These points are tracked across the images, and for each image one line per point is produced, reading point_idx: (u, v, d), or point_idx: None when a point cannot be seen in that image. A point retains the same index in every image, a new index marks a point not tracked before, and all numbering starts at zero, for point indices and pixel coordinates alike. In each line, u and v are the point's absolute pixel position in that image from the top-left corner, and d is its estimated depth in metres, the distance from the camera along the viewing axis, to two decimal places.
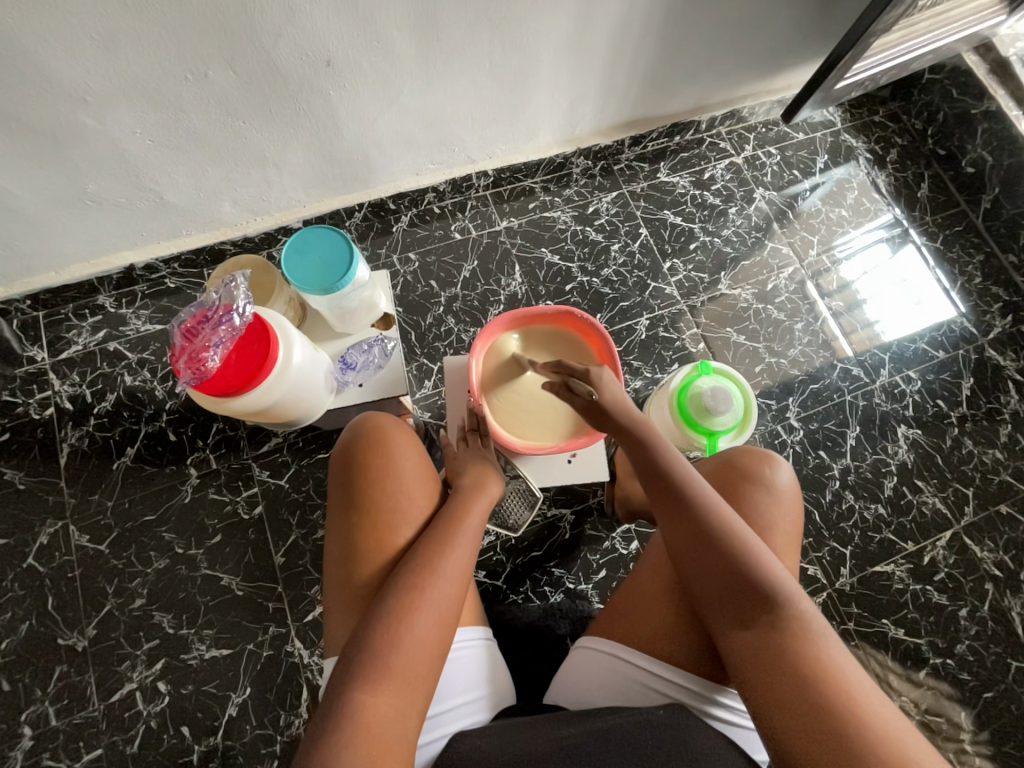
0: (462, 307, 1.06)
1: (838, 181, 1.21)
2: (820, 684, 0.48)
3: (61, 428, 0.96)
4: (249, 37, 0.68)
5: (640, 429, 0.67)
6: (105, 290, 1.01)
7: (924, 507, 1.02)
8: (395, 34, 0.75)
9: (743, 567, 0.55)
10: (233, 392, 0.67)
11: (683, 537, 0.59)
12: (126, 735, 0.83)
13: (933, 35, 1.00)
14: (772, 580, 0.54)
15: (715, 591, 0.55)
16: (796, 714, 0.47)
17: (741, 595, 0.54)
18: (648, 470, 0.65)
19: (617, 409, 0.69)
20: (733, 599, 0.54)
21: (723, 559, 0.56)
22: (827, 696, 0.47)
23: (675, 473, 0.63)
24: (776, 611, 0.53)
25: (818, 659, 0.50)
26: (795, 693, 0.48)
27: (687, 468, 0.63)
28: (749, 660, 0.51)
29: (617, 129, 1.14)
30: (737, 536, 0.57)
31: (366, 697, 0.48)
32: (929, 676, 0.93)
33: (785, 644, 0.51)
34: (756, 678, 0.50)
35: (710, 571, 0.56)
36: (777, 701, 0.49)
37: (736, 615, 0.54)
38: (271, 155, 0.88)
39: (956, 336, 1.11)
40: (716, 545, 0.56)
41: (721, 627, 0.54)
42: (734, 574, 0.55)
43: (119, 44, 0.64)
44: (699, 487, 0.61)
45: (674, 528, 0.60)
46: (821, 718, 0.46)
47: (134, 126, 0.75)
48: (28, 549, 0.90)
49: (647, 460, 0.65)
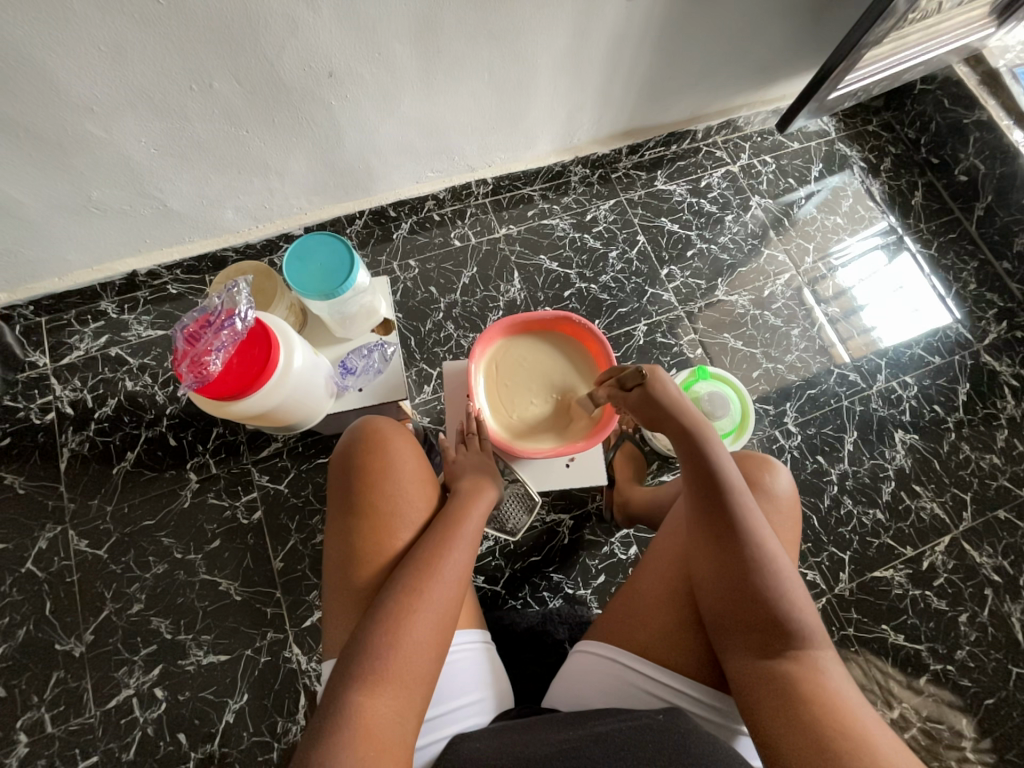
0: (462, 312, 1.07)
1: (833, 189, 1.22)
2: (828, 717, 0.48)
3: (61, 432, 0.96)
4: (254, 49, 0.70)
5: (704, 441, 0.61)
6: (108, 296, 1.02)
7: (922, 512, 1.02)
8: (396, 46, 0.77)
9: (767, 593, 0.54)
10: (233, 396, 0.67)
11: (713, 550, 0.57)
12: (123, 743, 0.82)
13: (925, 46, 1.03)
14: (798, 614, 0.54)
15: (736, 616, 0.55)
16: (795, 740, 0.48)
17: (767, 625, 0.54)
18: (701, 484, 0.60)
19: (669, 402, 0.63)
20: (756, 625, 0.54)
21: (756, 586, 0.55)
22: (833, 727, 0.48)
23: (731, 494, 0.58)
24: (793, 644, 0.53)
25: (827, 693, 0.50)
26: (803, 723, 0.48)
27: (738, 483, 0.59)
28: (759, 686, 0.52)
29: (615, 138, 1.16)
30: (772, 571, 0.55)
31: (365, 699, 0.48)
32: (929, 682, 0.92)
33: (798, 676, 0.52)
34: (764, 706, 0.51)
35: (735, 599, 0.55)
36: (783, 728, 0.49)
37: (747, 629, 0.54)
38: (273, 163, 0.89)
39: (951, 341, 1.12)
40: (751, 574, 0.55)
41: (735, 652, 0.55)
42: (761, 601, 0.54)
43: (126, 55, 0.66)
44: (748, 512, 0.58)
45: (713, 548, 0.57)
46: (828, 750, 0.46)
47: (140, 135, 0.76)
48: (26, 555, 0.90)
49: (699, 474, 0.60)
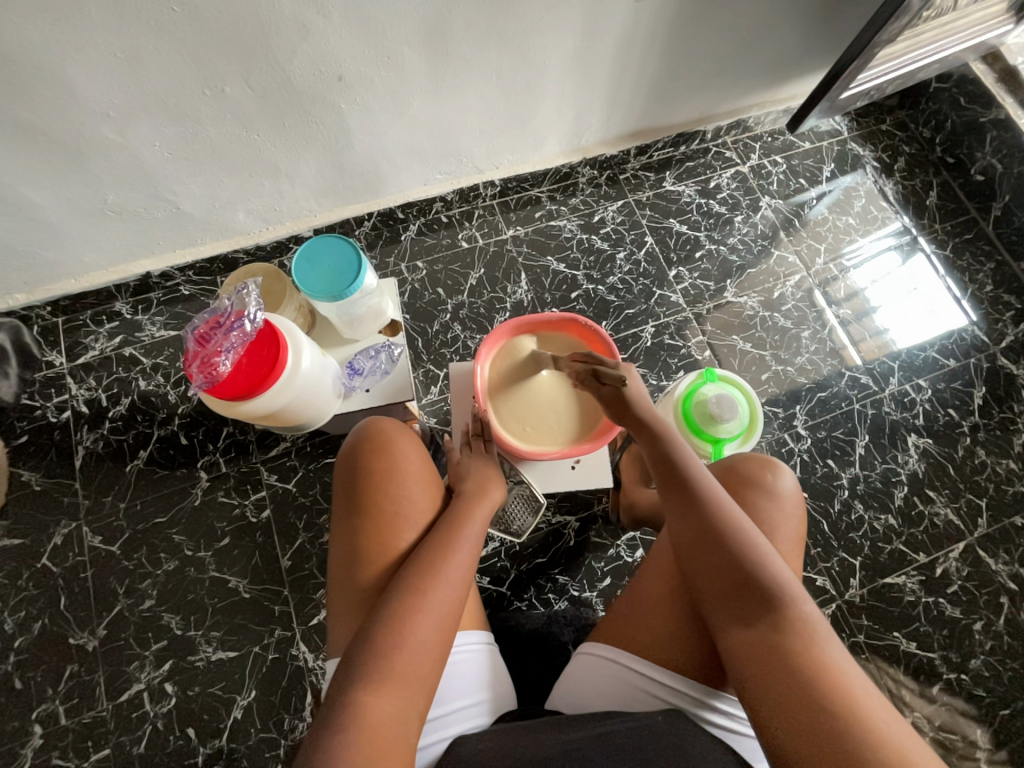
0: (469, 314, 1.08)
1: (845, 189, 1.21)
2: (819, 686, 0.48)
3: (77, 431, 0.98)
4: (266, 54, 0.71)
5: (657, 427, 0.66)
6: (122, 297, 1.04)
7: (936, 518, 1.00)
8: (405, 50, 0.77)
9: (755, 579, 0.54)
10: (242, 397, 0.68)
11: (697, 544, 0.58)
12: (133, 736, 0.84)
13: (940, 44, 1.01)
14: (779, 581, 0.54)
15: (728, 609, 0.54)
16: (797, 721, 0.46)
17: (747, 594, 0.54)
18: (672, 481, 0.62)
19: (638, 402, 0.67)
20: (737, 597, 0.54)
21: (729, 556, 0.56)
22: (824, 697, 0.47)
23: (688, 468, 0.63)
24: (780, 611, 0.52)
25: (818, 661, 0.49)
26: (795, 694, 0.48)
27: (709, 477, 0.62)
28: (749, 659, 0.51)
29: (623, 139, 1.15)
30: (758, 557, 0.55)
31: (368, 697, 0.48)
32: (942, 691, 0.91)
33: (789, 645, 0.50)
34: (754, 678, 0.50)
35: (725, 593, 0.55)
36: (781, 708, 0.48)
37: (740, 615, 0.53)
38: (284, 165, 0.90)
39: (967, 344, 1.10)
40: (723, 545, 0.56)
41: (724, 628, 0.54)
42: (737, 570, 0.55)
43: (141, 61, 0.67)
44: (707, 482, 0.61)
45: (683, 523, 0.59)
46: (819, 721, 0.46)
47: (154, 139, 0.78)
48: (42, 550, 0.92)
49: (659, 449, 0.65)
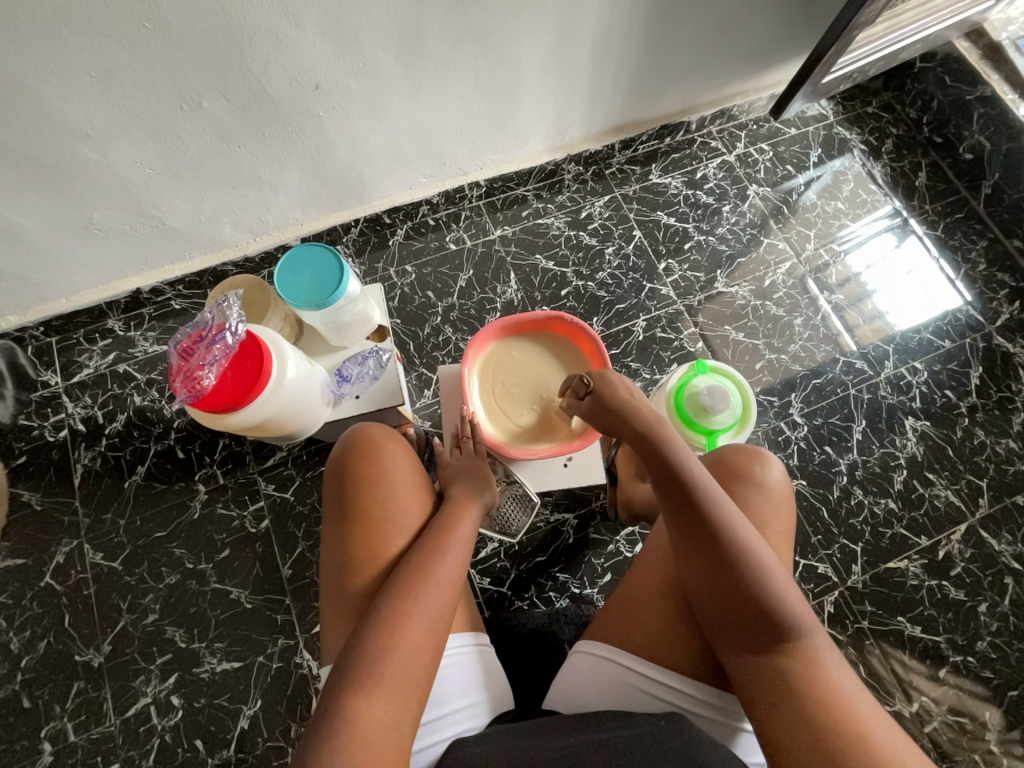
0: (459, 316, 1.08)
1: (833, 174, 1.20)
2: (827, 713, 0.48)
3: (74, 449, 0.98)
4: (240, 66, 0.71)
5: (653, 431, 0.64)
6: (114, 314, 1.04)
7: (937, 501, 0.99)
8: (381, 55, 0.77)
9: (753, 586, 0.53)
10: (228, 409, 0.68)
11: (694, 547, 0.56)
12: (142, 750, 0.84)
13: (921, 23, 1.00)
14: (790, 607, 0.53)
15: (725, 610, 0.54)
16: (799, 737, 0.47)
17: (758, 622, 0.53)
18: (669, 484, 0.60)
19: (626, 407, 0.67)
20: (747, 623, 0.53)
21: (742, 585, 0.53)
22: (833, 724, 0.47)
23: (685, 471, 0.60)
24: (789, 639, 0.52)
25: (825, 686, 0.50)
26: (805, 723, 0.48)
27: (708, 478, 0.59)
28: (758, 684, 0.51)
29: (607, 134, 1.15)
30: (756, 561, 0.54)
31: (360, 703, 0.48)
32: (950, 674, 0.90)
33: (798, 672, 0.50)
34: (763, 702, 0.51)
35: (722, 595, 0.54)
36: (781, 723, 0.49)
37: (739, 622, 0.53)
38: (267, 176, 0.91)
39: (962, 325, 1.09)
40: (738, 575, 0.54)
41: (732, 651, 0.54)
42: (750, 599, 0.53)
43: (116, 79, 0.67)
44: (725, 511, 0.57)
45: (695, 553, 0.56)
46: (828, 749, 0.46)
47: (135, 157, 0.78)
48: (45, 569, 0.92)
49: (671, 476, 0.60)
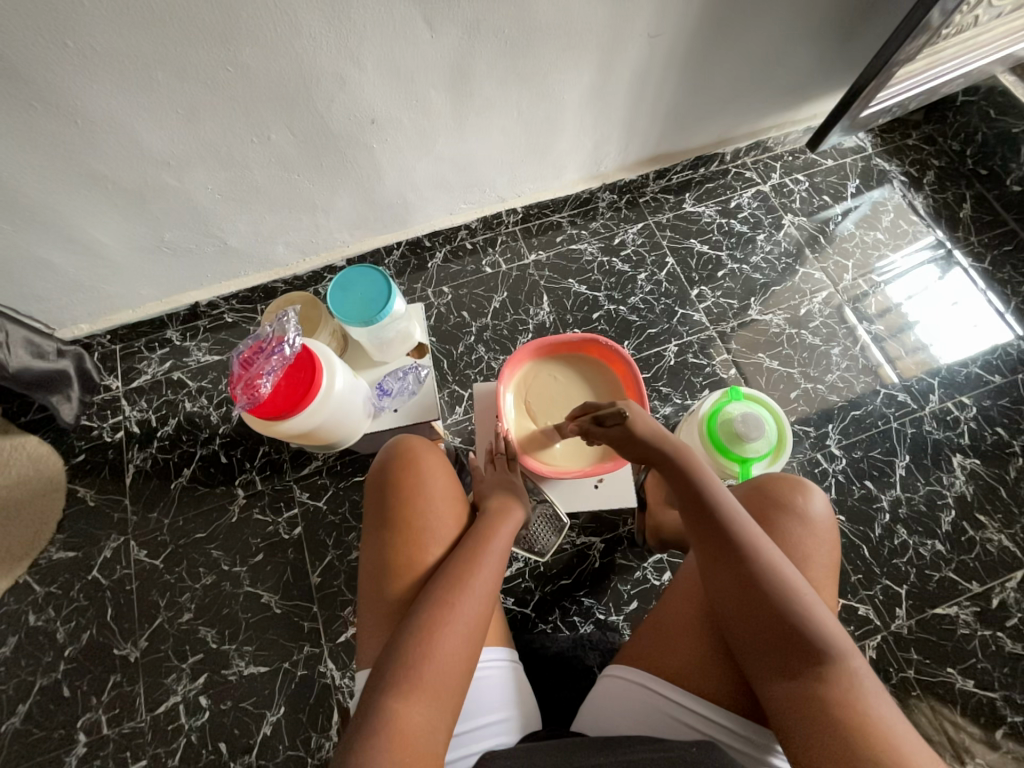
0: (493, 335, 1.11)
1: (872, 204, 1.19)
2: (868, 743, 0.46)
3: (128, 449, 1.05)
4: (307, 105, 0.78)
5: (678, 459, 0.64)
6: (173, 325, 1.12)
7: (989, 545, 0.94)
8: (432, 93, 0.83)
9: (789, 618, 0.52)
10: (281, 416, 0.72)
11: (727, 578, 0.56)
12: (169, 748, 0.86)
13: (962, 59, 1.00)
14: (818, 628, 0.52)
15: (761, 642, 0.53)
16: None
17: (779, 635, 0.52)
18: (695, 514, 0.60)
19: (652, 438, 0.65)
20: (773, 639, 0.52)
21: (779, 612, 0.53)
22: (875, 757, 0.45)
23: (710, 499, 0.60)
24: (821, 657, 0.51)
25: (856, 709, 0.48)
26: (843, 745, 0.46)
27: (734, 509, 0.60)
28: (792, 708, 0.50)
29: (642, 164, 1.18)
30: (792, 595, 0.53)
31: (399, 705, 0.49)
32: (1007, 737, 0.83)
33: (835, 700, 0.49)
34: (801, 731, 0.49)
35: (757, 627, 0.53)
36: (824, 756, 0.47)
37: (778, 657, 0.52)
38: (320, 203, 0.98)
39: (1012, 360, 1.05)
40: (768, 601, 0.53)
41: (764, 677, 0.52)
42: (789, 630, 0.52)
43: (198, 115, 0.75)
44: (756, 543, 0.56)
45: (713, 568, 0.57)
46: None
47: (206, 183, 0.86)
48: (93, 562, 0.97)
49: (684, 485, 0.62)
